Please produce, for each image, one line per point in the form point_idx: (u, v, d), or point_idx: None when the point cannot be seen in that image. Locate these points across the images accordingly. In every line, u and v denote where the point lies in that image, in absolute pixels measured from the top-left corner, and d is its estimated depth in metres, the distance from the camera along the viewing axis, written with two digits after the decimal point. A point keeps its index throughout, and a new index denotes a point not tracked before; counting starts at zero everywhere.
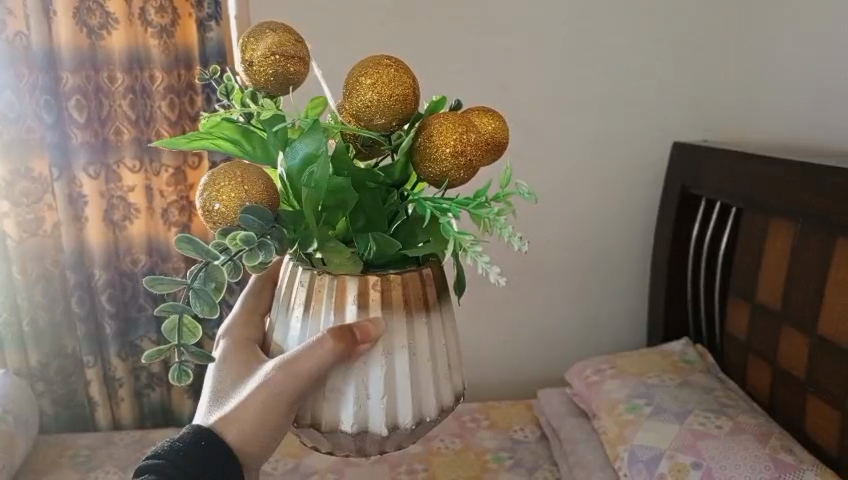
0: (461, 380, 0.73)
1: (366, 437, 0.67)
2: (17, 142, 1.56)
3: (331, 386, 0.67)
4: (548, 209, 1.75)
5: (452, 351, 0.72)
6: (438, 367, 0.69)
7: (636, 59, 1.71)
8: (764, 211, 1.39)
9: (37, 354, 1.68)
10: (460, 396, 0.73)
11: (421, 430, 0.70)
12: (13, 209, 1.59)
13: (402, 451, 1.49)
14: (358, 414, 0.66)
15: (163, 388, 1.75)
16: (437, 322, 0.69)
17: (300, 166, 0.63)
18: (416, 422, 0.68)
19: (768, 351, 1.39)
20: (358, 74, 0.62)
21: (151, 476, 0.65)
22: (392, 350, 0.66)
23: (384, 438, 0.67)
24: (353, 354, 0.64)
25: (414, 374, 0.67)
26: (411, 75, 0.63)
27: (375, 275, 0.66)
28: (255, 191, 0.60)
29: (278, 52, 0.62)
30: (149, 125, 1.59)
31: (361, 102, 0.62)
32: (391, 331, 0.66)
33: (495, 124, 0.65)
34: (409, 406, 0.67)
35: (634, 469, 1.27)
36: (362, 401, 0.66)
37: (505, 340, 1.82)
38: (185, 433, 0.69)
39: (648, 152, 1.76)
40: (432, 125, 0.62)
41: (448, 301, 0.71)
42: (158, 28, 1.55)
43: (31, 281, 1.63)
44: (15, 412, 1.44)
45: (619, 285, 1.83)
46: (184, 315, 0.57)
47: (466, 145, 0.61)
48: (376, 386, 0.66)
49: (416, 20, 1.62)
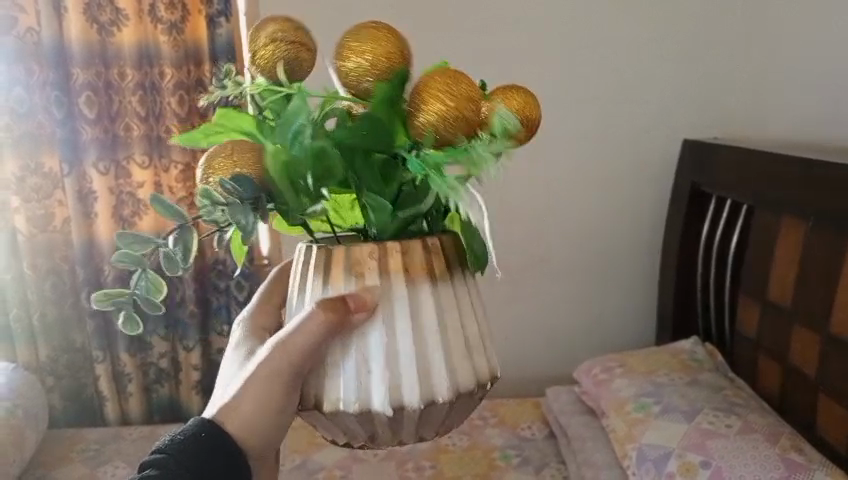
0: (487, 365, 0.65)
1: (372, 419, 0.61)
2: (27, 137, 1.57)
3: (331, 363, 0.63)
4: (558, 206, 1.75)
5: (471, 330, 0.65)
6: (451, 342, 0.62)
7: (644, 55, 1.70)
8: (775, 210, 1.38)
9: (47, 349, 1.68)
10: (486, 382, 0.65)
11: (439, 415, 0.62)
12: (23, 204, 1.60)
13: (410, 448, 1.49)
14: (358, 392, 0.60)
15: (172, 384, 1.76)
16: (448, 294, 0.63)
17: (285, 139, 0.59)
18: (427, 404, 0.60)
19: (779, 349, 1.38)
20: (350, 41, 0.59)
21: (153, 472, 0.61)
22: (389, 318, 0.61)
23: (393, 421, 0.61)
24: (347, 325, 0.61)
25: (419, 346, 0.61)
26: (399, 35, 0.60)
27: (373, 245, 0.62)
28: (247, 161, 0.59)
29: (274, 39, 0.61)
30: (159, 121, 1.59)
31: (348, 68, 0.59)
32: (391, 298, 0.61)
33: (522, 108, 0.59)
34: (416, 383, 0.60)
35: (642, 468, 1.26)
36: (363, 379, 0.60)
37: (513, 339, 1.82)
38: (187, 427, 0.65)
39: (657, 150, 1.75)
40: (420, 83, 0.58)
41: (463, 277, 0.66)
42: (168, 24, 1.56)
43: (41, 276, 1.64)
44: (24, 406, 1.45)
45: (629, 283, 1.83)
46: (162, 251, 0.60)
47: (452, 95, 0.56)
48: (377, 358, 0.61)
49: (424, 19, 1.62)
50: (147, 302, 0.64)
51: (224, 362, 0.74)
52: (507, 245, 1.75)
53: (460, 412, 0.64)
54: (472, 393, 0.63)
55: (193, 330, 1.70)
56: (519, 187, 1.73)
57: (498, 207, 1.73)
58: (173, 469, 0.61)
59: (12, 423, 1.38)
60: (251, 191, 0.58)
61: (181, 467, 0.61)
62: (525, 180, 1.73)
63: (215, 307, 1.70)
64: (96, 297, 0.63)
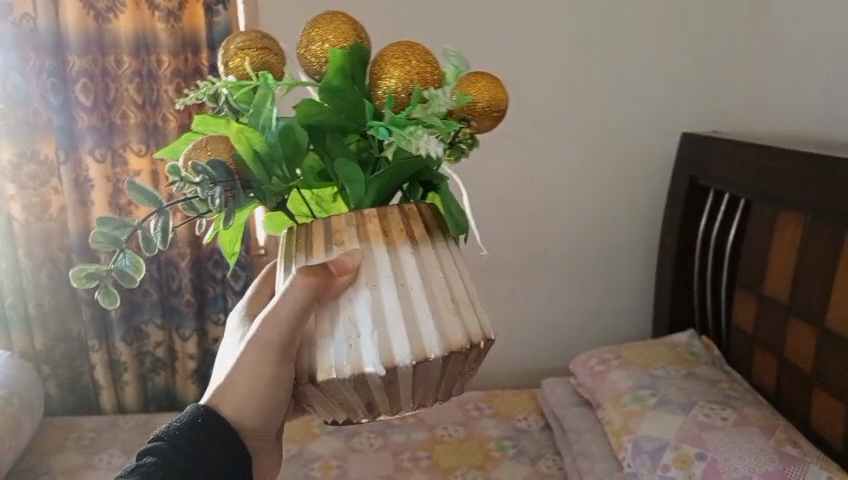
0: (478, 323, 0.61)
1: (367, 384, 0.57)
2: (23, 124, 1.55)
3: (319, 333, 0.60)
4: (555, 198, 1.75)
5: (457, 290, 0.62)
6: (436, 300, 0.60)
7: (643, 48, 1.70)
8: (773, 204, 1.38)
9: (42, 337, 1.67)
10: (483, 340, 0.61)
11: (433, 374, 0.59)
12: (19, 192, 1.58)
13: (406, 439, 1.49)
14: (347, 355, 0.58)
15: (168, 373, 1.76)
16: (429, 256, 0.62)
17: (253, 121, 0.60)
18: (419, 361, 0.57)
19: (775, 342, 1.38)
20: (310, 29, 0.61)
21: (154, 460, 0.59)
22: (367, 279, 0.60)
23: (387, 383, 0.58)
24: (330, 290, 0.60)
25: (405, 304, 0.59)
26: (355, 24, 0.62)
27: (351, 213, 0.62)
28: (223, 150, 0.59)
29: (241, 48, 0.61)
30: (156, 110, 1.59)
31: (310, 57, 0.61)
32: (372, 261, 0.60)
33: (489, 94, 0.61)
34: (404, 340, 0.57)
35: (638, 460, 1.27)
36: (351, 341, 0.58)
37: (510, 331, 1.82)
38: (187, 416, 0.63)
39: (656, 143, 1.75)
40: (377, 61, 0.60)
41: (445, 242, 0.64)
42: (165, 12, 1.54)
43: (37, 264, 1.62)
44: (20, 394, 1.44)
45: (626, 275, 1.83)
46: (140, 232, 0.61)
47: (406, 60, 0.59)
48: (364, 319, 0.59)
49: (424, 10, 1.62)
50: (123, 280, 0.63)
51: (221, 349, 0.75)
52: (505, 237, 1.75)
53: (455, 372, 0.60)
54: (465, 350, 0.59)
55: (190, 319, 1.70)
56: (517, 179, 1.72)
57: (496, 198, 1.72)
58: (172, 452, 0.60)
59: (8, 411, 1.38)
60: (225, 173, 0.58)
61: (181, 456, 0.60)
62: (523, 172, 1.72)
63: (211, 297, 1.69)
64: (77, 272, 0.63)
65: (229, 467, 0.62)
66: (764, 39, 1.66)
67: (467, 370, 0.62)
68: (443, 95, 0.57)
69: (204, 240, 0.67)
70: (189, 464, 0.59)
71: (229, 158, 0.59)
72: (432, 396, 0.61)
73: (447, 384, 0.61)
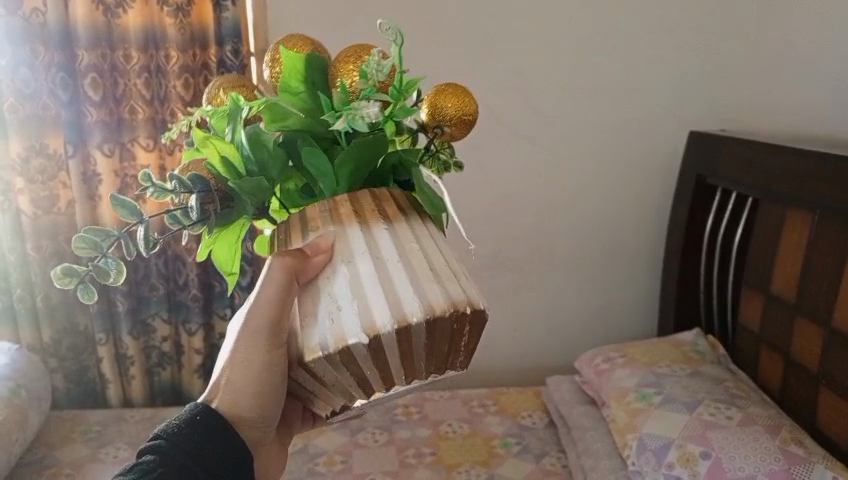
0: (464, 292, 0.60)
1: (354, 356, 0.57)
2: (32, 118, 1.56)
3: (304, 316, 0.61)
4: (562, 196, 1.75)
5: (436, 260, 0.61)
6: (414, 268, 0.59)
7: (651, 45, 1.69)
8: (782, 204, 1.37)
9: (50, 330, 1.68)
10: (470, 306, 0.59)
11: (419, 342, 0.58)
12: (28, 186, 1.59)
13: (411, 435, 1.50)
14: (329, 328, 0.58)
15: (174, 367, 1.76)
16: (404, 232, 0.62)
17: (228, 136, 0.63)
18: (401, 325, 0.56)
19: (782, 343, 1.38)
20: (274, 50, 0.67)
21: (153, 457, 0.59)
22: (340, 258, 0.60)
23: (373, 353, 0.57)
24: (309, 269, 0.61)
25: (382, 274, 0.59)
26: (311, 42, 0.67)
27: (325, 201, 0.63)
28: (200, 165, 0.63)
29: (219, 88, 0.67)
30: (164, 105, 1.59)
31: (275, 74, 0.66)
32: (347, 239, 0.61)
33: (458, 101, 0.65)
34: (384, 307, 0.57)
35: (642, 458, 1.27)
36: (333, 315, 0.58)
37: (516, 328, 1.82)
38: (188, 414, 0.63)
39: (662, 141, 1.75)
40: (333, 64, 0.64)
41: (422, 221, 0.65)
42: (174, 7, 1.55)
43: (45, 257, 1.63)
44: (27, 387, 1.45)
45: (631, 273, 1.82)
46: (123, 241, 0.63)
47: (355, 56, 0.64)
48: (344, 293, 0.59)
49: (433, 6, 1.62)
50: (100, 277, 0.63)
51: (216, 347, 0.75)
52: (511, 235, 1.75)
53: (445, 342, 0.59)
54: (450, 316, 0.58)
55: (196, 314, 1.70)
56: (523, 176, 1.72)
57: (503, 196, 1.72)
58: (170, 450, 0.60)
59: (16, 402, 1.39)
60: (202, 184, 0.61)
61: (180, 453, 0.60)
62: (529, 170, 1.72)
63: (218, 292, 1.70)
64: (58, 272, 0.63)
65: (228, 463, 0.62)
66: (772, 38, 1.65)
67: (459, 340, 0.60)
68: (380, 66, 0.60)
69: (197, 258, 0.69)
70: (188, 461, 0.60)
71: (205, 170, 0.62)
72: (423, 369, 0.60)
73: (440, 356, 0.60)
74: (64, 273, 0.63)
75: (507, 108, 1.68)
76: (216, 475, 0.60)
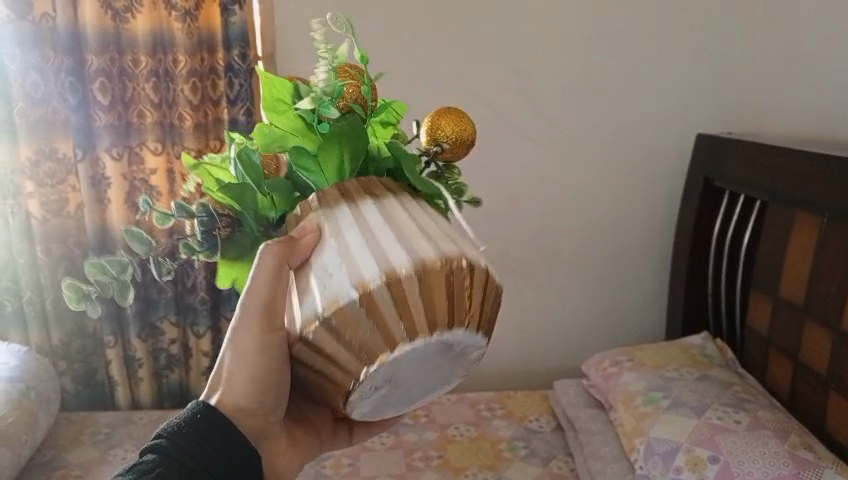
0: (458, 248, 0.55)
1: (349, 317, 0.52)
2: (42, 122, 1.57)
3: (299, 299, 0.57)
4: (569, 198, 1.74)
5: (428, 225, 0.58)
6: (402, 230, 0.56)
7: (658, 47, 1.69)
8: (791, 206, 1.36)
9: (59, 333, 1.69)
10: (465, 258, 0.54)
11: (416, 295, 0.52)
12: (37, 190, 1.60)
13: (418, 437, 1.50)
14: (320, 297, 0.54)
15: (182, 370, 1.77)
16: (393, 203, 0.59)
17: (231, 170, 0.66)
18: (390, 275, 0.52)
19: (791, 346, 1.37)
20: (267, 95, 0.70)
21: (153, 456, 0.59)
22: (328, 230, 0.58)
23: (367, 309, 0.52)
24: (300, 250, 0.59)
25: (370, 238, 0.56)
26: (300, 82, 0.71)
27: (314, 194, 0.62)
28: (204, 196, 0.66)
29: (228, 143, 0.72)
30: (172, 108, 1.60)
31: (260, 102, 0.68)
32: (335, 214, 0.59)
33: (453, 118, 0.66)
34: (370, 262, 0.53)
35: (650, 462, 1.26)
36: (325, 283, 0.55)
37: (523, 331, 1.82)
38: (189, 412, 0.62)
39: (670, 143, 1.74)
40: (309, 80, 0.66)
41: (415, 200, 0.62)
42: (182, 11, 1.56)
43: (54, 260, 1.64)
44: (36, 389, 1.46)
45: (639, 276, 1.82)
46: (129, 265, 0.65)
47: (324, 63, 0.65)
48: (333, 263, 0.55)
49: (440, 9, 1.62)
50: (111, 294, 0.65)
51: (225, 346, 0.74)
52: (518, 238, 1.75)
53: (444, 298, 0.53)
54: (443, 268, 0.53)
55: (204, 316, 1.72)
56: (530, 178, 1.72)
57: (511, 198, 1.72)
58: (171, 451, 0.59)
59: (25, 405, 1.40)
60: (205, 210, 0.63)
61: (180, 451, 0.59)
62: (535, 173, 1.72)
63: (226, 295, 1.71)
64: (68, 286, 0.65)
65: (230, 462, 0.61)
66: (779, 40, 1.64)
67: (463, 297, 0.54)
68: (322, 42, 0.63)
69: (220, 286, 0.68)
70: (187, 461, 0.59)
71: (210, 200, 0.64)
72: (423, 324, 0.52)
73: (444, 314, 0.53)
74: (73, 287, 0.65)
75: (513, 111, 1.68)
76: (217, 474, 0.59)
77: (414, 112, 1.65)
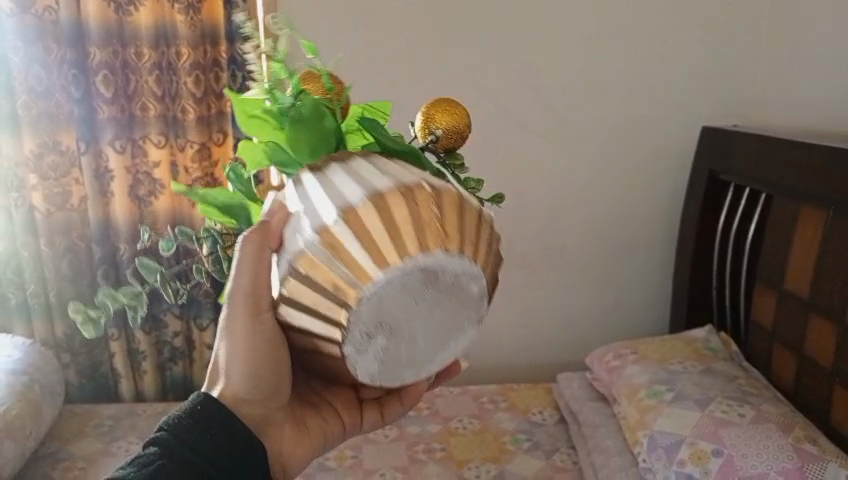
0: (419, 177, 0.53)
1: (316, 262, 0.50)
2: (45, 115, 1.57)
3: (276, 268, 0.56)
4: (572, 191, 1.74)
5: (392, 165, 0.56)
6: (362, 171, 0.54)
7: (663, 40, 1.68)
8: (795, 199, 1.35)
9: (63, 325, 1.69)
10: (426, 184, 0.52)
11: (376, 222, 0.50)
12: (40, 183, 1.60)
13: (421, 429, 1.50)
14: (289, 255, 0.53)
15: (185, 363, 1.77)
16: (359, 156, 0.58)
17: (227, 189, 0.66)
18: (345, 210, 0.50)
19: (795, 340, 1.36)
20: None
21: (155, 448, 0.59)
22: (293, 188, 0.56)
23: (330, 247, 0.50)
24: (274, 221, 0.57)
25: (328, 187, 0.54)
26: None
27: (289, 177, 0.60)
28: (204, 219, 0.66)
29: None
30: (175, 101, 1.60)
31: None
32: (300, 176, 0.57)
33: (444, 109, 0.64)
34: (326, 204, 0.52)
35: (654, 455, 1.26)
36: (292, 241, 0.53)
37: (526, 325, 1.82)
38: (190, 404, 0.62)
39: (674, 136, 1.73)
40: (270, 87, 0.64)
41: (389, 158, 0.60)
42: (185, 4, 1.55)
43: (58, 253, 1.64)
44: (40, 381, 1.46)
45: (642, 270, 1.81)
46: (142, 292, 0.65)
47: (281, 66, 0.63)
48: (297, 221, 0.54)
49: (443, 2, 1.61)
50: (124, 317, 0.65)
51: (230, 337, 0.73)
52: (521, 230, 1.74)
53: (409, 220, 0.50)
54: (402, 194, 0.51)
55: (208, 309, 1.72)
56: (534, 171, 1.71)
57: (514, 191, 1.72)
58: (171, 442, 0.59)
59: (29, 397, 1.41)
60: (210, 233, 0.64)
61: (181, 444, 0.59)
62: (539, 166, 1.71)
63: None
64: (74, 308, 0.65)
65: (231, 452, 0.60)
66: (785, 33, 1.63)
67: (431, 215, 0.51)
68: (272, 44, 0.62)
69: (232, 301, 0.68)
70: (188, 453, 0.58)
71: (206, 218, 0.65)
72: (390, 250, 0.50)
73: (412, 236, 0.50)
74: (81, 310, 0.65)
75: (516, 104, 1.67)
76: (218, 463, 0.59)
77: (418, 105, 1.64)
